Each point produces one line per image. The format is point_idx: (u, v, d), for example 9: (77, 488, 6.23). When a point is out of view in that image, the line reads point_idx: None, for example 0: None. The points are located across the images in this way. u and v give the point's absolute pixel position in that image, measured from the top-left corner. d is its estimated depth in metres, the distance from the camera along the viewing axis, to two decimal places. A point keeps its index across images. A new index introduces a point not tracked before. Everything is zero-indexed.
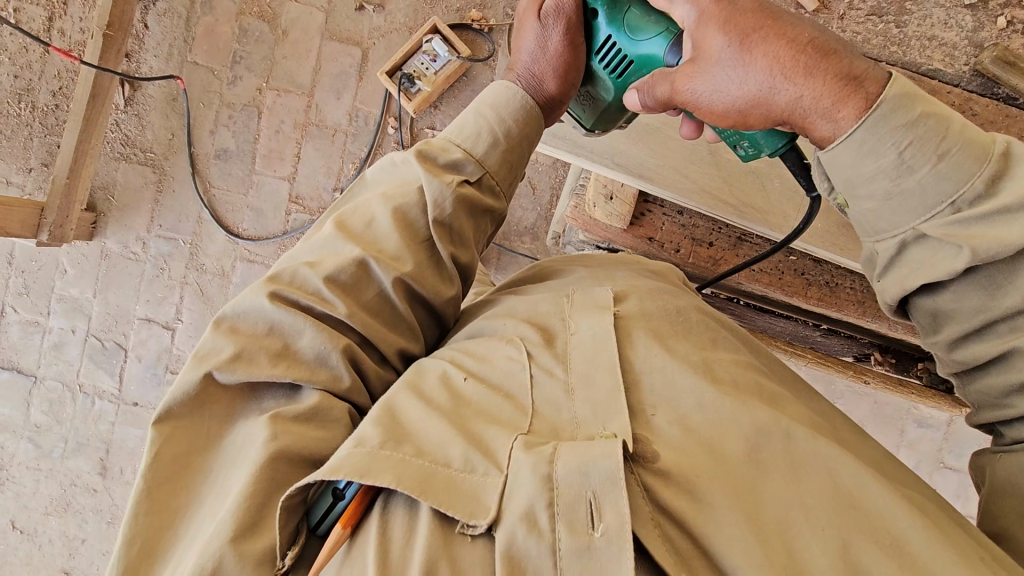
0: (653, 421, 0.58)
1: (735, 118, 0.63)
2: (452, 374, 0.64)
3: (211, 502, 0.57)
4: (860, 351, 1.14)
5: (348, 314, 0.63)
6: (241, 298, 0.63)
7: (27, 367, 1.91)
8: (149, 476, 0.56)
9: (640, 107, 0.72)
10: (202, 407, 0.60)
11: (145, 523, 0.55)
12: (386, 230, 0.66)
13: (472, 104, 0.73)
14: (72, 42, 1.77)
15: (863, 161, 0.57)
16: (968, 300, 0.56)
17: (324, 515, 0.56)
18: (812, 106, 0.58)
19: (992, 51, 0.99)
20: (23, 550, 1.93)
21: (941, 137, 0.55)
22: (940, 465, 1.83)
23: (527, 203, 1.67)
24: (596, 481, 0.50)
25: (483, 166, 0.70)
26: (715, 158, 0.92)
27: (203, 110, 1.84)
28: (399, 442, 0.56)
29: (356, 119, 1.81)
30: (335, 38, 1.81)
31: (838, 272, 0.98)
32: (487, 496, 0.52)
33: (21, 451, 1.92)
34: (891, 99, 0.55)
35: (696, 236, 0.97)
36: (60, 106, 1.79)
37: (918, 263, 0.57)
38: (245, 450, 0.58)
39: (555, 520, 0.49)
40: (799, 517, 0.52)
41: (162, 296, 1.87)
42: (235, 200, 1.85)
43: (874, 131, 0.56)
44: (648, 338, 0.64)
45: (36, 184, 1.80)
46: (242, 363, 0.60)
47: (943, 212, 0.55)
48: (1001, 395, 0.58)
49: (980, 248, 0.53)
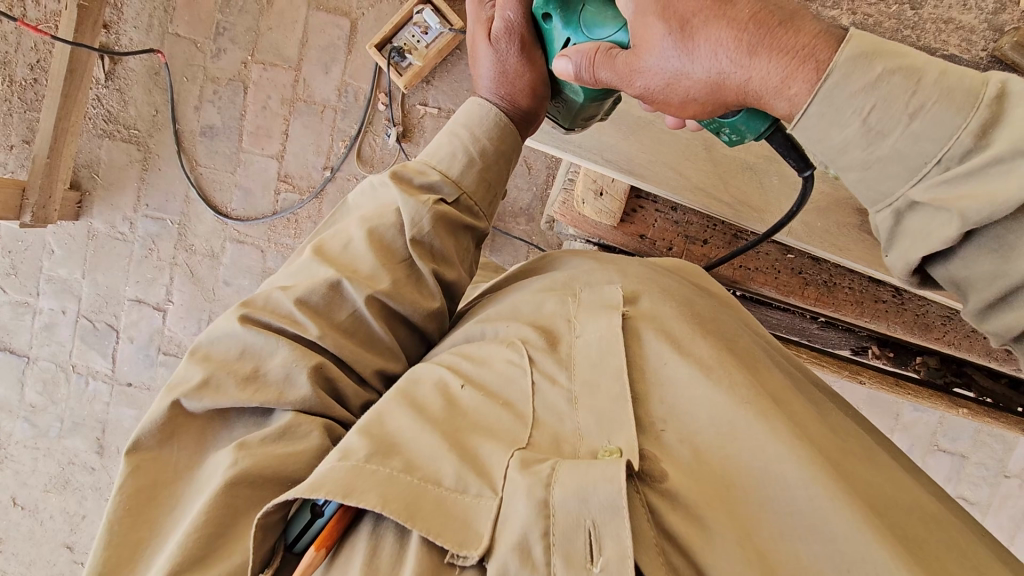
0: (663, 438, 0.53)
1: (697, 108, 0.57)
2: (450, 382, 0.59)
3: (173, 537, 0.54)
4: (858, 345, 1.10)
5: (320, 335, 0.60)
6: (214, 326, 0.61)
7: (19, 347, 1.90)
8: (116, 509, 0.54)
9: (573, 76, 0.64)
10: (170, 438, 0.58)
11: (105, 559, 0.53)
12: (361, 250, 0.63)
13: (447, 125, 0.69)
14: (48, 12, 1.69)
15: (830, 132, 0.48)
16: (979, 267, 0.46)
17: (301, 533, 0.53)
18: (762, 87, 0.51)
19: (1014, 36, 0.91)
20: (25, 526, 1.96)
21: (911, 93, 0.45)
22: (934, 448, 1.83)
23: (522, 183, 1.62)
24: (596, 509, 0.44)
25: (460, 188, 0.67)
26: (711, 153, 0.87)
27: (187, 84, 1.78)
28: (386, 457, 0.52)
29: (346, 94, 1.75)
30: (322, 8, 1.73)
31: (837, 271, 0.95)
32: (480, 523, 0.48)
33: (18, 430, 1.93)
34: (844, 61, 0.46)
35: (689, 233, 0.93)
36: (38, 81, 1.72)
37: (916, 234, 0.48)
38: (211, 478, 0.55)
39: (551, 552, 0.45)
40: (829, 550, 0.46)
41: (152, 277, 1.84)
42: (223, 179, 1.80)
43: (831, 101, 0.47)
44: (660, 337, 0.58)
45: (19, 161, 1.75)
46: (209, 390, 0.58)
47: (929, 173, 0.46)
48: None
49: (969, 210, 0.43)
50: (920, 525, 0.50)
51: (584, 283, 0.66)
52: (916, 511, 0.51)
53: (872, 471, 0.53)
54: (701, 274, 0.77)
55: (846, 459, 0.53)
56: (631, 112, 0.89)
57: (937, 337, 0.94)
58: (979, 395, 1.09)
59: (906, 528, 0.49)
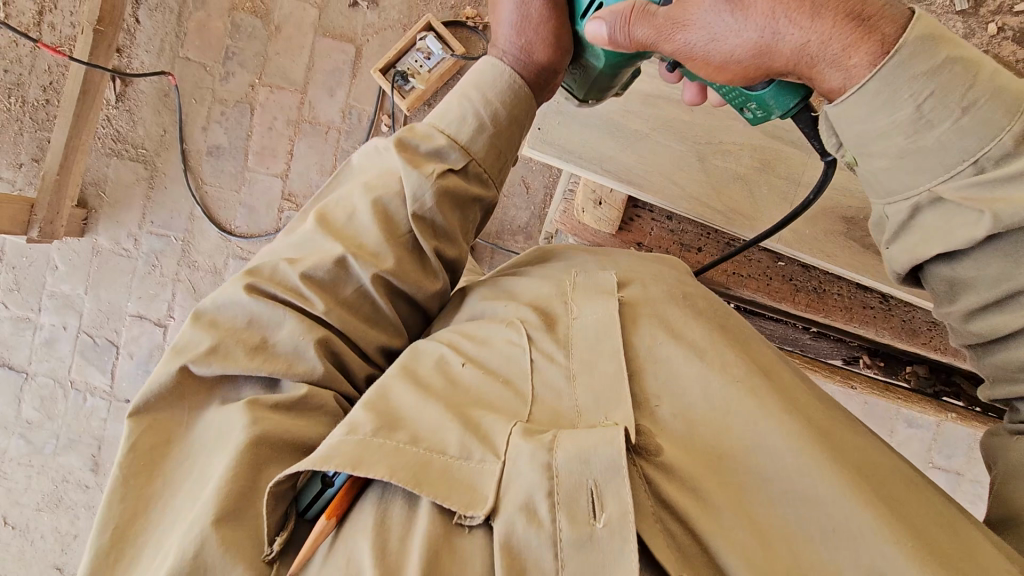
0: (657, 413, 0.56)
1: (741, 69, 0.60)
2: (450, 360, 0.62)
3: (186, 493, 0.57)
4: (849, 355, 1.12)
5: (326, 310, 0.62)
6: (219, 292, 0.63)
7: (17, 363, 1.90)
8: (125, 462, 0.57)
9: (606, 39, 0.65)
10: (180, 400, 0.61)
11: (120, 509, 0.56)
12: (366, 224, 0.65)
13: (459, 83, 0.70)
14: (63, 37, 1.75)
15: (880, 114, 0.53)
16: (988, 269, 0.53)
17: (313, 500, 0.55)
18: (820, 51, 0.54)
19: None
20: (15, 546, 1.93)
21: (966, 89, 0.50)
22: (929, 464, 1.84)
23: (521, 201, 1.67)
24: (598, 469, 0.48)
25: (468, 154, 0.68)
26: (704, 164, 0.92)
27: (195, 106, 1.83)
28: (391, 432, 0.54)
29: (350, 116, 1.80)
30: (329, 35, 1.80)
31: (826, 279, 0.99)
32: (484, 486, 0.50)
33: (13, 447, 1.91)
34: (911, 41, 0.50)
35: (684, 240, 0.97)
36: (50, 101, 1.77)
37: (932, 228, 0.54)
38: (225, 434, 0.58)
39: (555, 510, 0.48)
40: (816, 515, 0.50)
41: (154, 293, 1.86)
42: (228, 197, 1.84)
43: (890, 79, 0.51)
44: (654, 323, 0.61)
45: (27, 179, 1.79)
46: (219, 356, 0.60)
47: (965, 170, 0.52)
48: (1016, 370, 0.55)
49: (1002, 211, 0.49)
50: (903, 487, 0.52)
51: (579, 270, 0.69)
52: (898, 477, 0.53)
53: (855, 437, 0.56)
54: None
55: (830, 426, 0.56)
56: (627, 126, 0.93)
57: (924, 342, 0.97)
58: (969, 404, 1.10)
59: (894, 492, 0.52)
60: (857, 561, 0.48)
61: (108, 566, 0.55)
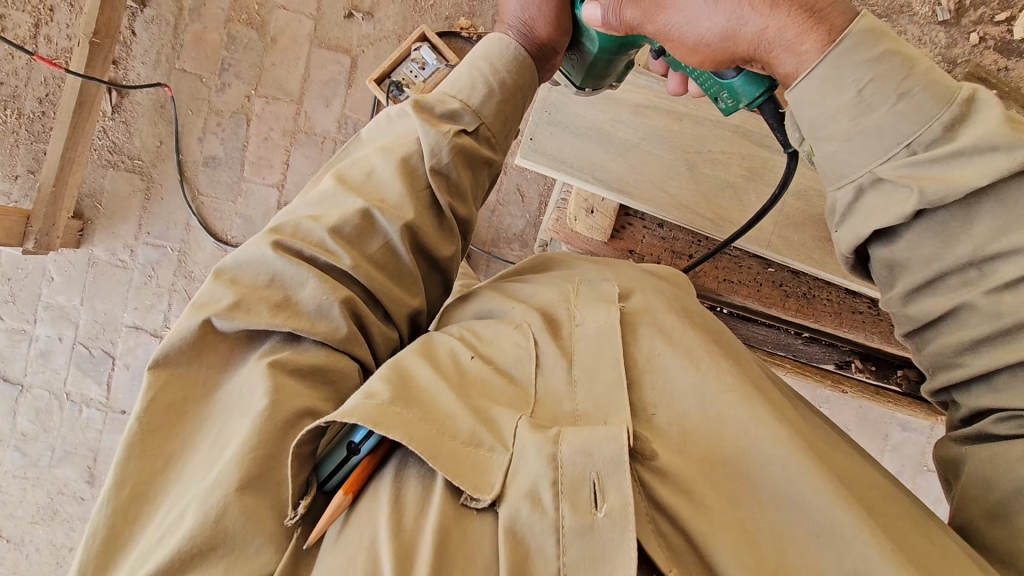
0: (654, 421, 0.56)
1: (705, 54, 0.62)
2: (461, 353, 0.61)
3: (205, 452, 0.55)
4: (841, 359, 1.13)
5: (353, 265, 0.60)
6: (242, 250, 0.61)
7: (13, 375, 1.90)
8: (143, 418, 0.55)
9: (600, 22, 0.67)
10: (199, 356, 0.58)
11: (136, 467, 0.54)
12: (388, 178, 0.64)
13: (467, 56, 0.71)
14: (59, 49, 1.76)
15: (826, 97, 0.55)
16: (923, 248, 0.54)
17: (334, 470, 0.54)
18: (776, 37, 0.56)
19: (966, 68, 0.99)
20: (9, 559, 1.92)
21: (903, 77, 0.52)
22: (924, 468, 1.85)
23: (516, 210, 1.69)
24: (600, 462, 0.49)
25: (479, 118, 0.69)
26: (694, 172, 0.93)
27: (191, 116, 1.84)
28: (407, 404, 0.53)
29: (346, 126, 1.82)
30: (325, 46, 1.82)
31: (815, 284, 1.00)
32: (493, 473, 0.50)
33: (7, 460, 1.90)
34: (856, 32, 0.53)
35: (676, 248, 0.98)
36: (46, 113, 1.78)
37: (873, 209, 0.55)
38: (246, 399, 0.56)
39: (559, 499, 0.48)
40: (803, 518, 0.51)
41: (150, 304, 1.87)
42: (224, 207, 1.85)
43: (837, 65, 0.54)
44: (654, 332, 0.61)
45: (23, 191, 1.79)
46: (241, 312, 0.57)
47: (900, 153, 0.53)
48: (955, 355, 0.55)
49: (929, 189, 0.51)
50: (880, 497, 0.54)
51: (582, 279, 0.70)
52: (878, 488, 0.55)
53: (842, 455, 0.58)
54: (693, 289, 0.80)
55: (818, 440, 0.58)
56: (616, 136, 0.95)
57: None
58: None
59: (874, 501, 0.54)
60: (842, 564, 0.49)
61: (120, 527, 0.52)
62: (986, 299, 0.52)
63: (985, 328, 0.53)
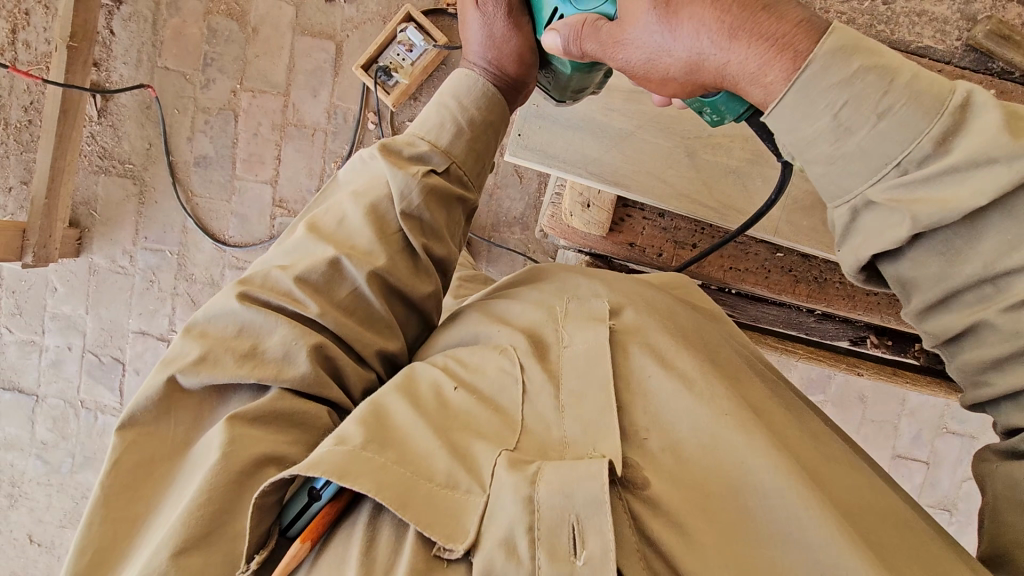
0: (647, 446, 0.54)
1: (678, 85, 0.58)
2: (443, 384, 0.60)
3: (170, 508, 0.54)
4: (855, 335, 1.06)
5: (320, 313, 0.60)
6: (211, 303, 0.61)
7: (27, 386, 1.91)
8: (108, 482, 0.54)
9: (562, 51, 0.66)
10: (167, 413, 0.58)
11: (98, 533, 0.53)
12: (358, 225, 0.64)
13: (434, 96, 0.71)
14: (38, 54, 1.71)
15: (801, 124, 0.50)
16: (926, 269, 0.50)
17: (298, 515, 0.53)
18: (739, 72, 0.53)
19: (985, 25, 0.91)
20: (43, 562, 1.98)
21: (881, 94, 0.48)
22: (943, 431, 1.82)
23: (515, 192, 1.64)
24: (580, 504, 0.46)
25: (449, 157, 0.68)
26: (694, 159, 0.88)
27: (178, 116, 1.80)
28: (382, 448, 0.52)
29: (335, 116, 1.76)
30: (308, 33, 1.75)
31: (827, 267, 0.96)
32: (466, 518, 0.49)
33: (31, 468, 1.94)
34: (823, 54, 0.48)
35: (678, 238, 0.94)
36: (33, 121, 1.75)
37: (870, 232, 0.51)
38: (205, 456, 0.55)
39: (536, 547, 0.46)
40: (806, 553, 0.48)
41: (154, 309, 1.86)
42: (219, 207, 1.82)
43: (806, 92, 0.49)
44: (646, 352, 0.59)
45: (18, 203, 1.78)
46: (207, 365, 0.58)
47: (889, 174, 0.49)
48: (979, 373, 0.52)
49: (922, 214, 0.47)
50: (884, 523, 0.53)
51: (572, 295, 0.67)
52: (878, 506, 0.54)
53: (846, 476, 0.56)
54: (702, 295, 0.78)
55: (820, 461, 0.56)
56: (609, 126, 0.89)
57: None
58: None
59: (875, 529, 0.52)
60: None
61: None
62: (1002, 317, 0.48)
63: (1006, 347, 0.49)
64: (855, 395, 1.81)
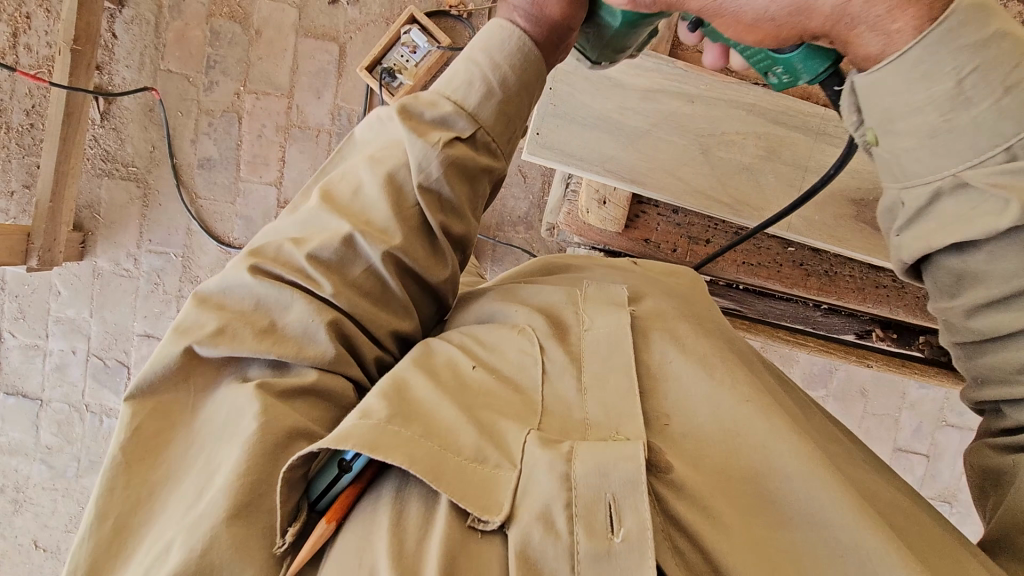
0: (668, 431, 0.55)
1: (768, 29, 0.52)
2: (461, 362, 0.61)
3: (190, 480, 0.56)
4: (861, 329, 1.08)
5: (334, 292, 0.60)
6: (226, 274, 0.61)
7: (31, 391, 1.91)
8: (127, 447, 0.55)
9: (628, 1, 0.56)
10: (185, 380, 0.59)
11: (121, 496, 0.54)
12: (374, 197, 0.63)
13: (466, 48, 0.67)
14: (40, 58, 1.71)
15: (915, 83, 0.49)
16: (1003, 264, 0.51)
17: (324, 491, 0.54)
18: (863, 11, 0.48)
19: None
20: (49, 567, 1.97)
21: (1009, 70, 0.48)
22: (942, 423, 1.85)
23: (519, 191, 1.65)
24: (616, 483, 0.48)
25: (476, 123, 0.65)
26: (708, 157, 0.91)
27: (181, 118, 1.80)
28: (408, 421, 0.52)
29: (339, 118, 1.77)
30: (311, 34, 1.76)
31: (837, 261, 0.98)
32: (501, 490, 0.50)
33: (35, 473, 1.93)
34: (964, 8, 0.47)
35: (692, 234, 0.97)
36: (34, 125, 1.74)
37: (954, 215, 0.51)
38: (229, 425, 0.56)
39: (573, 522, 0.47)
40: (820, 534, 0.51)
41: (159, 311, 1.86)
42: (223, 209, 1.82)
43: (936, 46, 0.48)
44: (664, 336, 0.61)
45: (21, 207, 1.77)
46: (226, 338, 0.58)
47: (997, 157, 0.49)
48: (1014, 372, 0.54)
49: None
50: (892, 506, 0.55)
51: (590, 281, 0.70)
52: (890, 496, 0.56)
53: (857, 469, 0.58)
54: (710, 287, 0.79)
55: (825, 443, 0.59)
56: (627, 124, 0.91)
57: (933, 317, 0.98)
58: None
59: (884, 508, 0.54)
60: None
61: (106, 560, 0.53)
62: None
63: None
64: (856, 387, 1.84)
